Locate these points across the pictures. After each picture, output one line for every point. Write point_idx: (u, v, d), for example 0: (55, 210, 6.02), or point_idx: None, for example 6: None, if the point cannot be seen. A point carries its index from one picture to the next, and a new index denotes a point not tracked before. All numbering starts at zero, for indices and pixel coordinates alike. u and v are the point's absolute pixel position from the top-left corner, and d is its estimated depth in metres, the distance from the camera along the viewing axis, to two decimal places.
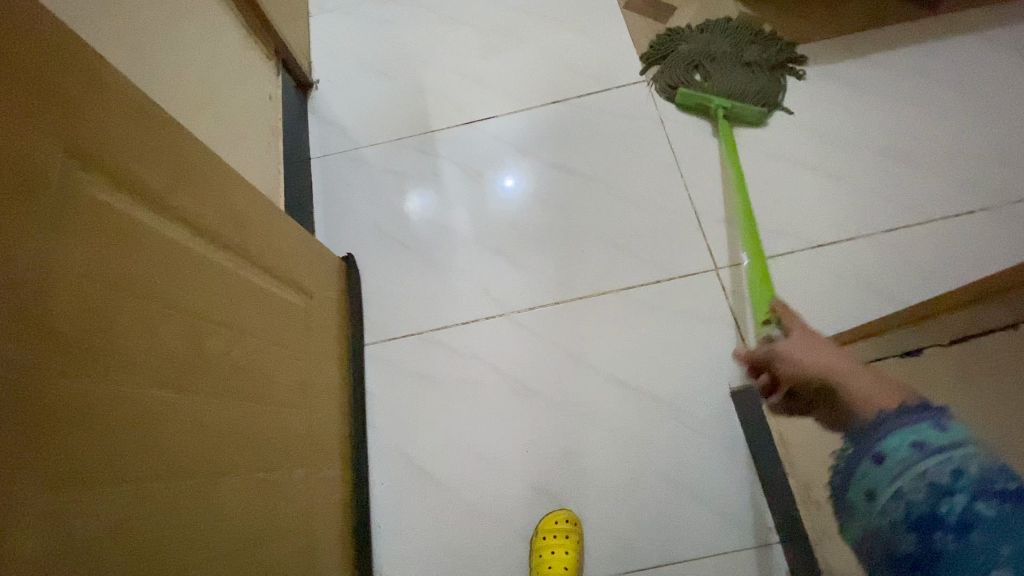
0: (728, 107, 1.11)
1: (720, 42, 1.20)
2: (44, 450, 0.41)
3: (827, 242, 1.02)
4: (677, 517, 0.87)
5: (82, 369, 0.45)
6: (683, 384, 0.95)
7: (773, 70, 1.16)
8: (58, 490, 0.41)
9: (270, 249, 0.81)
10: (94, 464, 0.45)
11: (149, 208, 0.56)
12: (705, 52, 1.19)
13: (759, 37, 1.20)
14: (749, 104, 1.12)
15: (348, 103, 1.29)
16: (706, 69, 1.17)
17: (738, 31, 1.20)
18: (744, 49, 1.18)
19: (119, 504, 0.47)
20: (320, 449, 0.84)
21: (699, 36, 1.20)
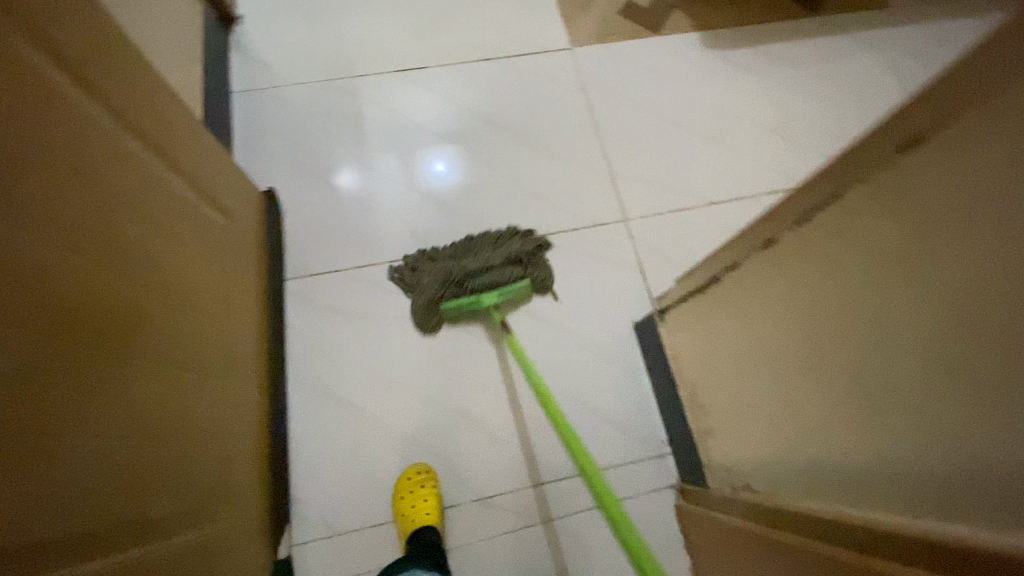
0: (501, 296, 0.99)
1: (464, 262, 1.03)
2: None
3: (718, 201, 1.16)
4: (586, 437, 0.97)
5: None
6: (591, 320, 1.05)
7: (525, 259, 1.05)
8: None
9: (188, 156, 0.79)
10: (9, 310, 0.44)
11: (69, 78, 0.55)
12: (450, 274, 1.01)
13: (504, 237, 1.08)
14: (518, 288, 1.00)
15: (274, 41, 1.25)
16: (456, 280, 1.01)
17: (478, 244, 1.07)
18: (489, 252, 1.04)
19: (40, 358, 0.46)
20: (237, 368, 0.83)
21: (438, 252, 1.06)
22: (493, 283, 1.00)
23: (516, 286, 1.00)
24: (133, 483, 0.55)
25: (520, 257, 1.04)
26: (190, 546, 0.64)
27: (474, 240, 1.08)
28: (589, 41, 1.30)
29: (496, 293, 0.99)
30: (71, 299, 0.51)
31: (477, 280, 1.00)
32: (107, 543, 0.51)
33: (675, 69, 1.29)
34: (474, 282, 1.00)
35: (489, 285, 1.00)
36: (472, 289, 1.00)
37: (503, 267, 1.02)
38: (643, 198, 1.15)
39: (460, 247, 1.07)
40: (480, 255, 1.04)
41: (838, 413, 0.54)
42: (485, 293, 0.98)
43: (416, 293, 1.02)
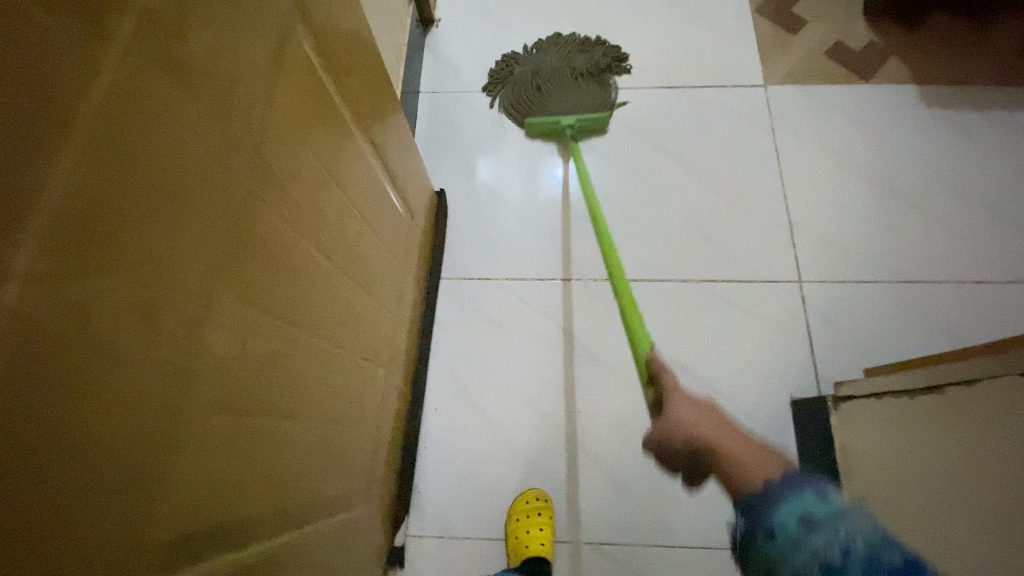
0: (580, 121, 1.13)
1: (554, 67, 1.20)
2: (246, 277, 0.43)
3: (912, 278, 1.02)
4: (717, 509, 0.90)
5: (279, 210, 0.48)
6: (743, 383, 0.97)
7: (602, 69, 1.20)
8: (249, 313, 0.44)
9: (393, 155, 0.84)
10: (272, 301, 0.48)
11: (334, 84, 0.60)
12: (534, 77, 1.19)
13: (588, 46, 1.23)
14: (595, 120, 1.14)
15: (465, 46, 1.31)
16: (544, 87, 1.17)
17: (563, 41, 1.24)
18: (575, 66, 1.19)
19: (274, 340, 0.48)
20: (395, 359, 0.87)
21: (533, 57, 1.22)
22: (572, 106, 1.15)
23: (594, 116, 1.14)
24: (312, 466, 0.57)
25: (599, 67, 1.19)
26: (337, 529, 0.66)
27: (563, 40, 1.25)
28: (785, 81, 1.21)
29: (574, 117, 1.14)
30: (301, 285, 0.53)
31: (559, 101, 1.15)
32: (298, 521, 0.55)
33: (883, 122, 1.16)
34: (562, 87, 1.17)
35: (575, 107, 1.15)
36: (555, 111, 1.15)
37: (589, 85, 1.18)
38: (821, 259, 1.04)
39: (550, 45, 1.24)
40: (569, 54, 1.21)
41: None
42: (564, 115, 1.14)
43: (504, 93, 1.22)
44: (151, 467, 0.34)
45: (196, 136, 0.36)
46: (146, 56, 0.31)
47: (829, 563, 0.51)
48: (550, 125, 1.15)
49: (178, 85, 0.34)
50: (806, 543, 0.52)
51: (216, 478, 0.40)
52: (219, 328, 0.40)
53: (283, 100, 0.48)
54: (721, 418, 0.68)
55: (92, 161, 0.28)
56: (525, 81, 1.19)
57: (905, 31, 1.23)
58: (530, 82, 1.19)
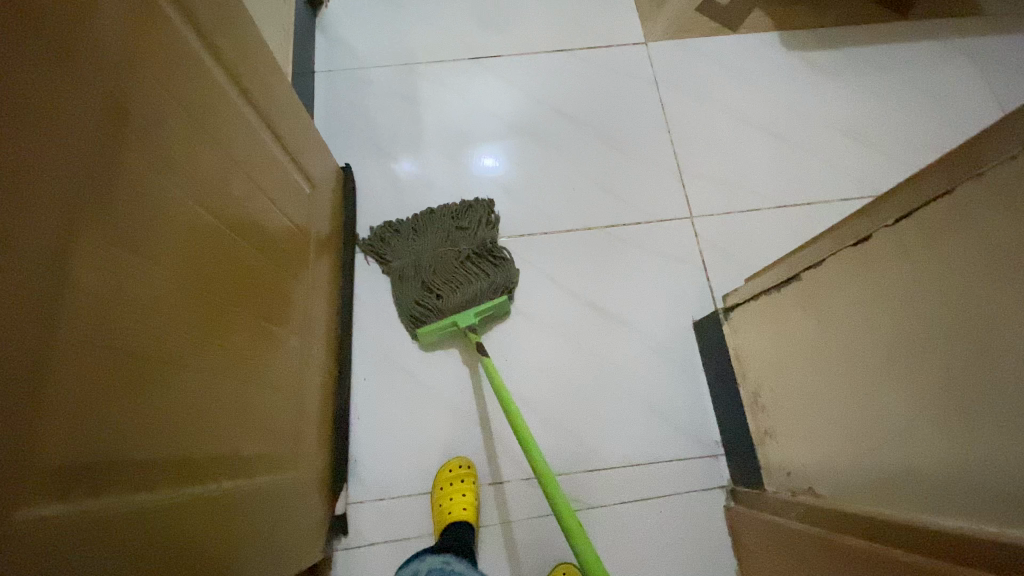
0: (478, 316, 0.97)
1: (443, 267, 1.02)
2: (120, 226, 0.44)
3: (788, 204, 1.13)
4: (639, 430, 0.98)
5: (151, 163, 0.49)
6: (652, 315, 1.05)
7: (492, 256, 1.03)
8: (129, 261, 0.45)
9: (285, 126, 0.84)
10: (155, 253, 0.48)
11: (204, 45, 0.60)
12: (417, 270, 1.01)
13: (463, 216, 1.08)
14: (496, 305, 0.99)
15: (358, 24, 1.30)
16: (433, 286, 1.00)
17: (437, 216, 1.08)
18: (460, 250, 1.03)
19: (161, 291, 0.49)
20: (312, 329, 0.88)
21: (408, 244, 1.05)
22: (468, 305, 0.98)
23: (494, 303, 0.98)
24: (223, 424, 0.58)
25: (490, 251, 1.03)
26: (265, 491, 0.66)
27: (436, 214, 1.09)
28: (665, 37, 1.30)
29: (472, 314, 0.96)
30: (188, 242, 0.54)
31: (454, 294, 0.98)
32: (216, 474, 0.56)
33: (751, 69, 1.27)
34: (451, 288, 0.99)
35: (467, 302, 0.97)
36: (449, 309, 0.97)
37: (477, 269, 1.02)
38: (710, 196, 1.14)
39: (421, 224, 1.08)
40: (451, 244, 1.04)
41: (922, 429, 0.53)
42: (462, 313, 0.96)
43: (403, 295, 1.01)
44: (29, 395, 0.34)
45: (36, 73, 0.36)
46: None
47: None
48: (447, 329, 0.97)
49: (13, 21, 0.35)
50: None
51: (109, 419, 0.41)
52: (92, 270, 0.41)
53: (143, 54, 0.48)
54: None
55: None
56: (401, 274, 1.02)
57: None
58: (414, 277, 1.01)
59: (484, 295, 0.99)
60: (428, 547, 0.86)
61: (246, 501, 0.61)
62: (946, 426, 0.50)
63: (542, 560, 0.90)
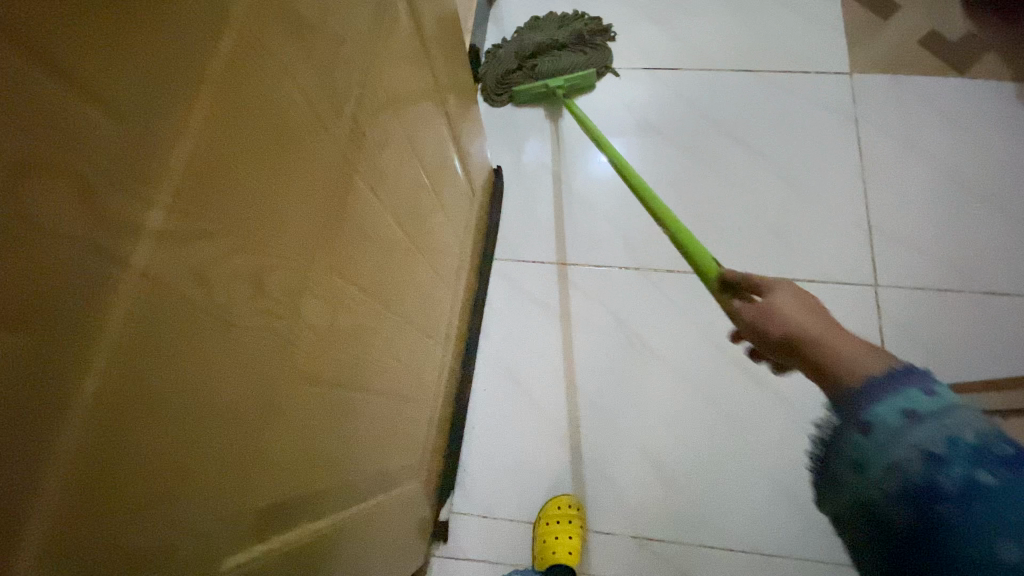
0: (565, 81, 1.14)
1: (547, 34, 1.19)
2: (342, 253, 0.43)
3: (999, 291, 0.95)
4: (768, 515, 0.87)
5: (370, 184, 0.47)
6: (804, 388, 0.93)
7: (586, 41, 1.19)
8: (343, 288, 0.43)
9: (461, 129, 0.82)
10: (359, 277, 0.47)
11: (420, 54, 0.58)
12: (521, 51, 1.18)
13: (567, 22, 1.21)
14: (581, 78, 1.15)
15: (531, 18, 1.26)
16: (532, 67, 1.17)
17: (545, 22, 1.22)
18: (555, 29, 1.20)
19: (357, 316, 0.47)
20: (449, 336, 0.86)
21: (523, 35, 1.20)
22: (562, 67, 1.16)
23: (581, 74, 1.14)
24: (377, 443, 0.56)
25: (582, 37, 1.19)
26: (392, 504, 0.66)
27: (547, 18, 1.23)
28: (872, 70, 1.12)
29: (562, 80, 1.14)
30: (382, 262, 0.52)
31: (547, 64, 1.16)
32: (364, 495, 0.55)
33: (978, 119, 1.07)
34: (546, 57, 1.18)
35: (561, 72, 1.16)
36: (542, 72, 1.16)
37: (568, 56, 1.18)
38: (899, 263, 0.98)
39: (532, 26, 1.22)
40: (551, 28, 1.21)
41: None
42: (552, 78, 1.16)
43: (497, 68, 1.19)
44: (252, 436, 0.33)
45: (303, 102, 0.35)
46: (270, 16, 0.30)
47: (928, 461, 0.36)
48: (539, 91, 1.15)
49: (293, 46, 0.33)
50: (908, 435, 0.37)
51: (302, 453, 0.40)
52: (317, 301, 0.39)
53: (379, 72, 0.46)
54: (814, 304, 0.46)
55: (209, 118, 0.27)
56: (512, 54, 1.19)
57: (1015, 19, 1.12)
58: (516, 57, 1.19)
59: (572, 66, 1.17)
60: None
61: (377, 519, 0.60)
62: None
63: None
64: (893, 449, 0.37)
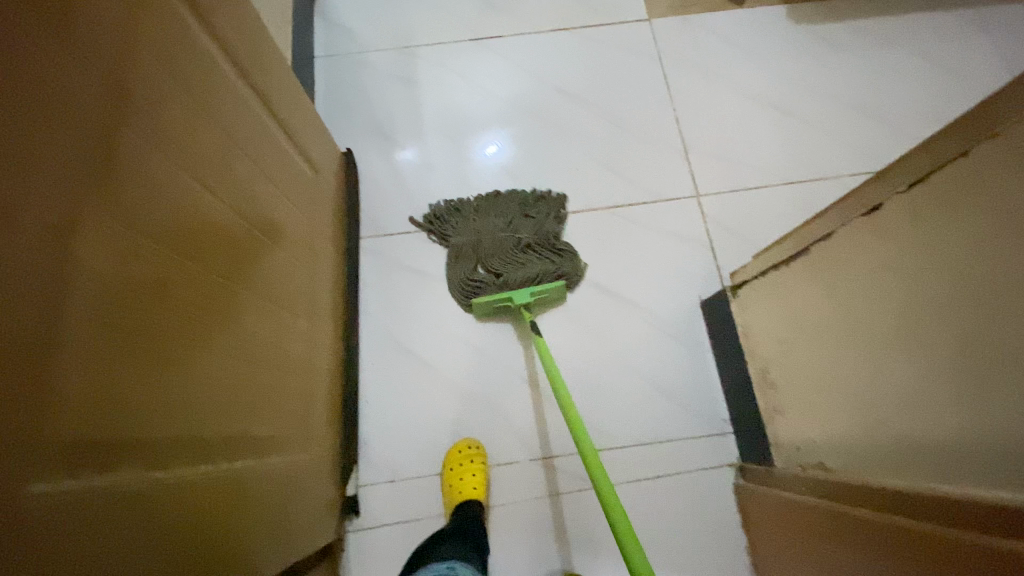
0: (533, 295, 0.97)
1: (498, 246, 1.04)
2: (124, 203, 0.44)
3: (795, 181, 1.12)
4: (648, 409, 0.97)
5: (154, 142, 0.48)
6: (659, 294, 1.04)
7: (557, 249, 1.05)
8: (135, 239, 0.45)
9: (288, 110, 0.84)
10: (160, 233, 0.48)
11: (201, 24, 0.59)
12: (478, 244, 1.04)
13: (532, 203, 1.09)
14: (551, 290, 0.99)
15: (356, 7, 1.29)
16: (491, 269, 1.03)
17: (506, 205, 1.08)
18: (522, 238, 1.05)
19: (167, 272, 0.48)
20: (319, 314, 0.87)
21: (471, 224, 1.07)
22: (526, 282, 1.00)
23: (552, 287, 0.98)
24: (231, 407, 0.57)
25: (551, 241, 1.05)
26: (274, 474, 0.66)
27: (502, 199, 1.09)
28: (667, 14, 1.27)
29: (527, 292, 0.97)
30: (193, 225, 0.53)
31: (515, 274, 1.00)
32: (226, 454, 0.56)
33: (757, 43, 1.24)
34: (511, 260, 1.03)
35: (528, 281, 0.99)
36: (506, 285, 0.99)
37: (535, 258, 1.03)
38: (717, 173, 1.13)
39: (483, 206, 1.08)
40: (502, 221, 1.07)
41: (944, 400, 0.52)
42: (519, 290, 0.98)
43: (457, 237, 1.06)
44: (41, 367, 0.35)
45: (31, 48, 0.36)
46: None
47: None
48: (500, 303, 0.98)
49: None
50: None
51: (116, 395, 0.41)
52: (97, 245, 0.40)
53: (140, 35, 0.48)
54: None
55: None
56: (465, 245, 1.05)
57: None
58: (467, 258, 1.04)
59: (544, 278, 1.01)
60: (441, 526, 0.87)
61: (251, 484, 0.60)
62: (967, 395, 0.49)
63: (551, 537, 0.91)
64: None
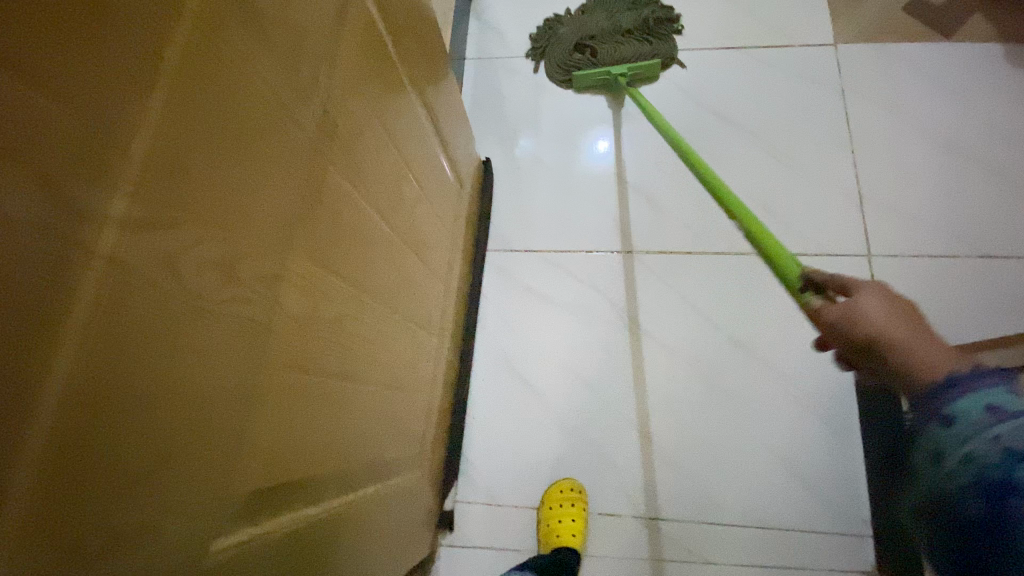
0: (629, 70, 1.12)
1: (597, 20, 1.17)
2: (319, 243, 0.44)
3: (995, 254, 0.94)
4: (772, 488, 0.88)
5: (348, 176, 0.48)
6: (803, 362, 0.93)
7: (655, 26, 1.16)
8: (324, 277, 0.45)
9: (446, 124, 0.83)
10: (341, 267, 0.48)
11: (392, 49, 0.59)
12: (586, 32, 1.16)
13: (639, 3, 1.18)
14: (644, 68, 1.13)
15: (512, 9, 1.26)
16: (595, 56, 1.14)
17: (614, 1, 1.19)
18: (623, 13, 1.16)
19: (341, 308, 0.48)
20: (444, 329, 0.88)
21: (580, 19, 1.18)
22: (625, 56, 1.13)
23: (647, 64, 1.12)
24: (372, 432, 0.57)
25: (649, 23, 1.16)
26: (393, 493, 0.67)
27: (609, 2, 1.20)
28: (856, 41, 1.12)
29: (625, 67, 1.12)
30: (363, 254, 0.53)
31: (614, 51, 1.13)
32: (361, 483, 0.56)
33: (967, 82, 1.06)
34: (609, 42, 1.14)
35: (626, 57, 1.13)
36: (603, 61, 1.13)
37: (631, 42, 1.15)
38: (893, 232, 0.98)
39: (597, 8, 1.19)
40: (614, 14, 1.17)
41: None
42: (616, 65, 1.12)
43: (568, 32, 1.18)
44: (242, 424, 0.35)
45: (269, 106, 0.35)
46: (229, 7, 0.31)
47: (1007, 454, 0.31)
48: (600, 77, 1.13)
49: (255, 35, 0.34)
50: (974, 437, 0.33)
51: (288, 440, 0.41)
52: (296, 295, 0.40)
53: (348, 71, 0.47)
54: None
55: (166, 113, 0.27)
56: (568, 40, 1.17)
57: None
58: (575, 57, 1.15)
59: (640, 56, 1.14)
60: (529, 565, 0.84)
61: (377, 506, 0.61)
62: None
63: None
64: (968, 440, 0.33)
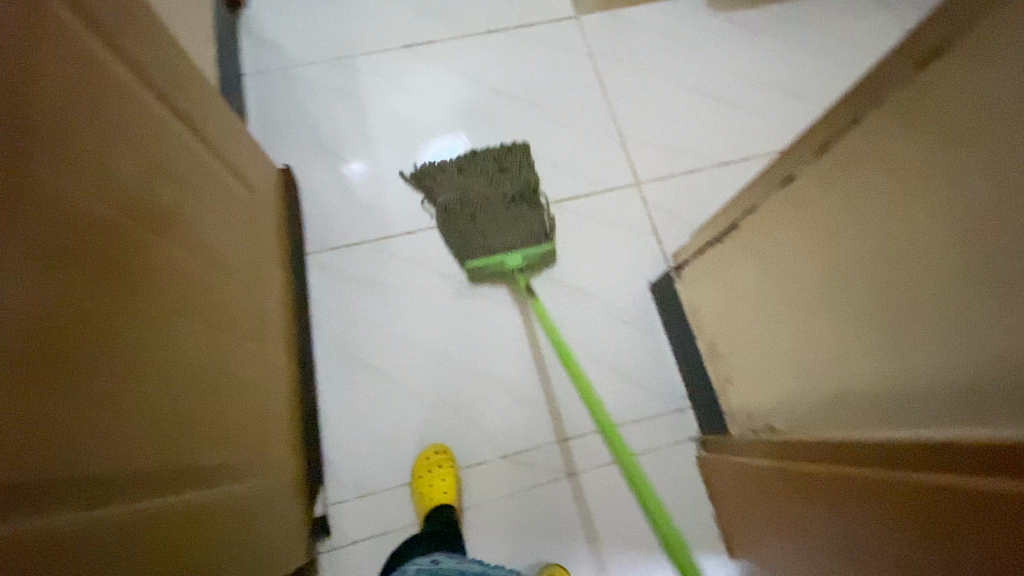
0: (523, 259, 1.01)
1: (474, 179, 1.08)
2: (30, 238, 0.43)
3: (729, 161, 1.17)
4: (609, 395, 0.99)
5: (62, 173, 0.47)
6: (609, 281, 1.07)
7: (525, 197, 1.05)
8: (48, 274, 0.44)
9: (217, 130, 0.82)
10: (74, 265, 0.47)
11: (110, 51, 0.58)
12: (461, 194, 1.06)
13: (504, 158, 1.11)
14: (538, 252, 1.02)
15: (282, 21, 1.27)
16: (476, 220, 1.03)
17: (483, 157, 1.10)
18: (493, 180, 1.07)
19: (87, 305, 0.47)
20: (268, 336, 0.86)
21: (454, 180, 1.09)
22: (513, 246, 1.02)
23: (536, 247, 1.02)
24: (178, 434, 0.57)
25: (528, 187, 1.06)
26: (232, 499, 0.65)
27: (479, 160, 1.10)
28: (593, 11, 1.31)
29: (519, 257, 1.01)
30: (112, 254, 0.52)
31: (502, 235, 1.02)
32: (173, 485, 0.55)
33: (681, 32, 1.29)
34: (486, 216, 1.03)
35: (514, 244, 1.02)
36: (495, 250, 1.01)
37: (520, 213, 1.04)
38: (654, 160, 1.16)
39: (464, 164, 1.10)
40: (481, 174, 1.08)
41: (867, 352, 0.56)
42: (508, 254, 1.01)
43: (444, 193, 1.08)
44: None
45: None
46: None
47: None
48: (494, 268, 1.02)
49: None
50: None
51: (33, 436, 0.40)
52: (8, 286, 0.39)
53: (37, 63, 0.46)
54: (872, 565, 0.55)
55: None
56: (449, 209, 1.05)
57: None
58: (458, 221, 1.03)
59: (528, 242, 1.02)
60: (412, 536, 0.86)
61: (208, 510, 0.60)
62: (886, 343, 0.53)
63: (526, 532, 0.91)
64: None
